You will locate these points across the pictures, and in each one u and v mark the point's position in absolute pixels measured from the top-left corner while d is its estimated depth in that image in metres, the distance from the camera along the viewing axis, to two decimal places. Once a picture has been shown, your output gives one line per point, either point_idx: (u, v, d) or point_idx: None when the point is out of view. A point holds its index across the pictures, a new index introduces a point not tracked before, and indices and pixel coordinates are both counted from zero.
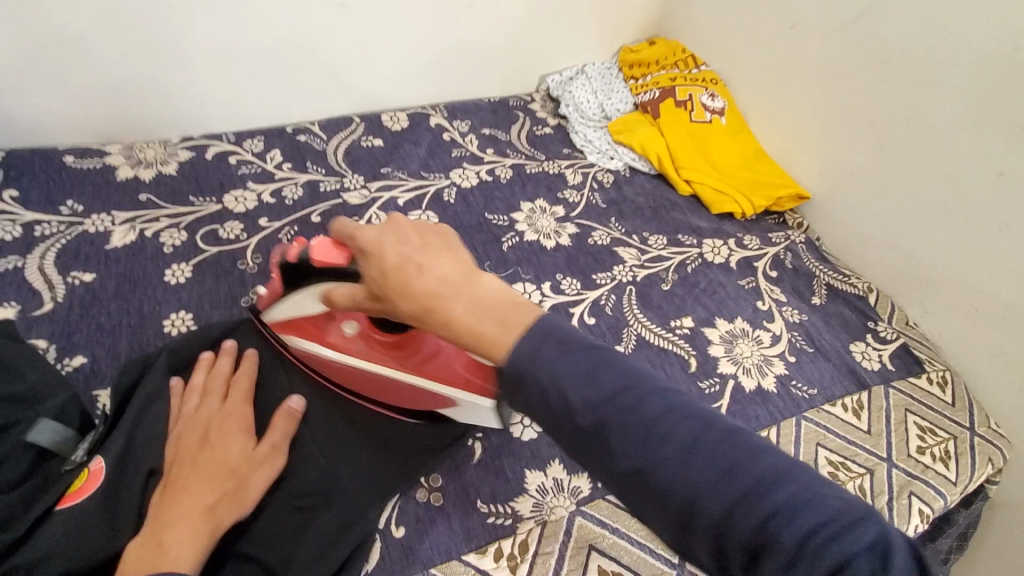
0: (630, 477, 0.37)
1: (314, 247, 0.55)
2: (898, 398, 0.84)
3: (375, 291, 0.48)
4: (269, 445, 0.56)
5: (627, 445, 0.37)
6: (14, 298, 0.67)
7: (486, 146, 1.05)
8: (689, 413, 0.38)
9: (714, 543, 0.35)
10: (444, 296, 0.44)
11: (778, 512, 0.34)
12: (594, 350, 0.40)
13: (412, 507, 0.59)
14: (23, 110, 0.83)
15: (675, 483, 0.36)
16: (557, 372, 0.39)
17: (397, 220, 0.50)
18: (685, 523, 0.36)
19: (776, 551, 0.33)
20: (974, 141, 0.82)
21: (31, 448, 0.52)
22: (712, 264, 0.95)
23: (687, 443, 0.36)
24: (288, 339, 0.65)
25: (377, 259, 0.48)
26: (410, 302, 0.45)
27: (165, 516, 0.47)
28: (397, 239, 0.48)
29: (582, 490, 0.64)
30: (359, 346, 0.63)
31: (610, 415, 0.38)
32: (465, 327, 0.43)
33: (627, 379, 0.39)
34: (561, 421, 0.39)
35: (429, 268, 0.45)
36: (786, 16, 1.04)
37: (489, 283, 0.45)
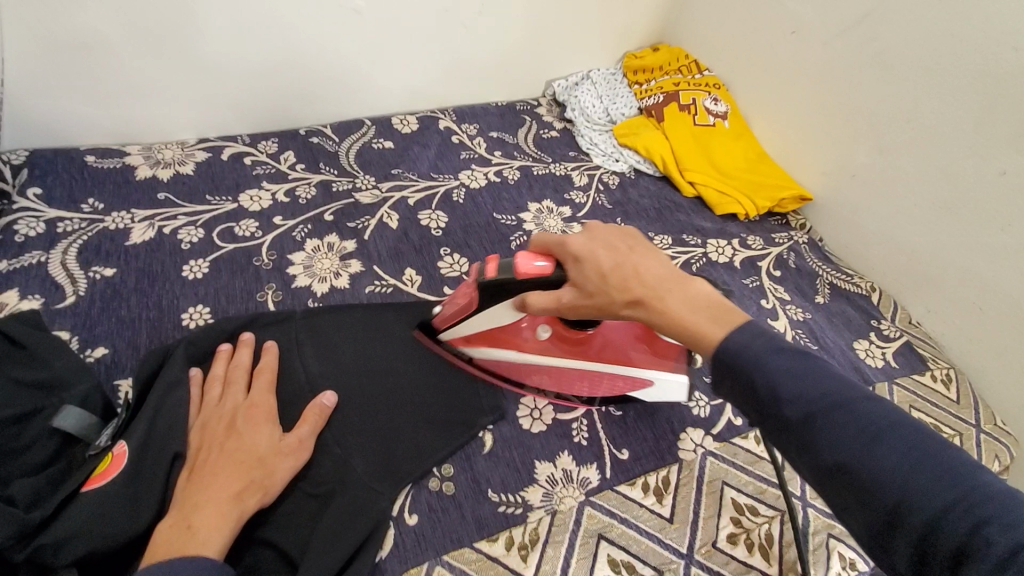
0: (827, 468, 0.40)
1: (524, 260, 0.59)
2: (903, 395, 0.85)
3: (588, 289, 0.55)
4: (295, 439, 0.58)
5: (832, 435, 0.40)
6: (38, 290, 0.68)
7: (494, 148, 1.07)
8: (896, 419, 0.40)
9: (919, 547, 0.36)
10: (661, 292, 0.51)
11: (994, 522, 0.34)
12: (804, 353, 0.45)
13: (425, 496, 0.61)
14: (47, 112, 0.85)
15: (874, 473, 0.38)
16: (773, 365, 0.44)
17: (595, 228, 0.58)
18: (889, 522, 0.37)
19: (989, 557, 0.33)
20: (976, 141, 0.84)
21: (57, 433, 0.53)
22: (717, 264, 0.97)
23: (899, 447, 0.38)
24: (477, 349, 0.70)
25: (589, 262, 0.55)
26: (624, 293, 0.52)
27: (194, 500, 0.49)
28: (607, 245, 0.55)
29: (591, 481, 0.65)
30: (548, 346, 0.69)
31: (820, 408, 0.41)
32: (679, 319, 0.50)
33: (839, 385, 0.43)
34: (766, 411, 0.44)
35: (644, 269, 0.53)
36: (788, 22, 1.06)
37: (699, 285, 0.52)
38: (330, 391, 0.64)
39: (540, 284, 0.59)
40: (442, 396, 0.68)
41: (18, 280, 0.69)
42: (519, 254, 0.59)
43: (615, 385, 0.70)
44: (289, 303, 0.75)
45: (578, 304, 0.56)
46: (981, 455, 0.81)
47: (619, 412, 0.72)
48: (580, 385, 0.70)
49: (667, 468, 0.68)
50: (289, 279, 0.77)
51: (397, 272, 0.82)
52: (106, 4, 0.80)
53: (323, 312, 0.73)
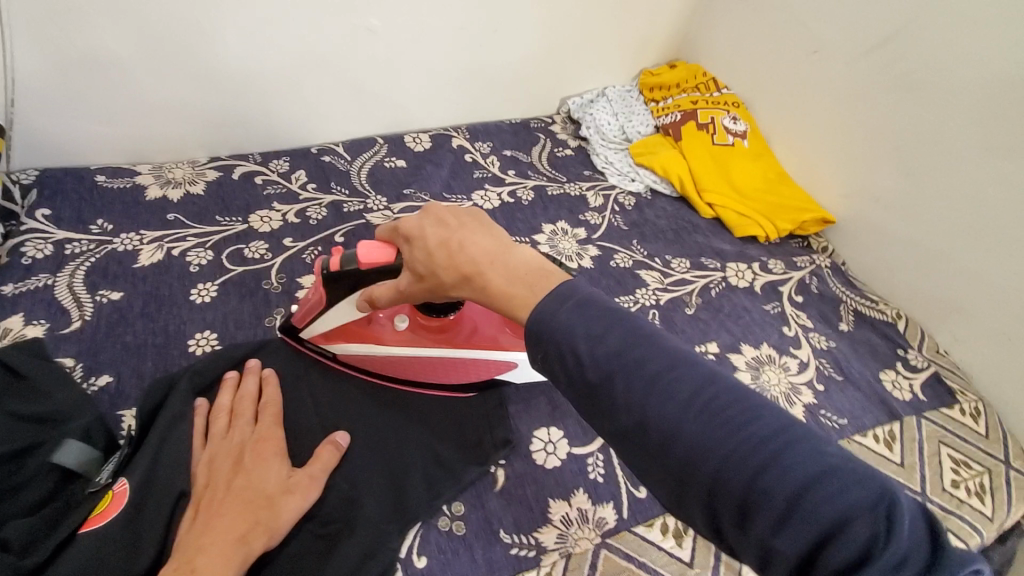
0: (632, 431, 0.38)
1: (363, 249, 0.57)
2: (931, 430, 0.81)
3: (419, 272, 0.53)
4: (303, 477, 0.55)
5: (631, 393, 0.38)
6: (43, 316, 0.67)
7: (507, 167, 1.05)
8: (692, 363, 0.39)
9: (707, 504, 0.35)
10: (483, 265, 0.48)
11: (772, 468, 0.33)
12: (610, 313, 0.42)
13: (434, 536, 0.58)
14: (58, 130, 0.85)
15: (672, 431, 0.37)
16: (573, 328, 0.41)
17: (431, 205, 0.54)
18: (683, 480, 0.36)
19: (771, 508, 0.33)
20: (1007, 168, 0.80)
21: (55, 469, 0.51)
22: (737, 289, 0.94)
23: (688, 396, 0.37)
24: (336, 346, 0.68)
25: (420, 243, 0.52)
26: (452, 273, 0.49)
27: (200, 543, 0.47)
28: (436, 220, 0.52)
29: (607, 522, 0.62)
30: (409, 336, 0.69)
31: (615, 365, 0.40)
32: (501, 291, 0.47)
33: (631, 336, 0.41)
34: (571, 377, 0.41)
35: (468, 244, 0.49)
36: (809, 41, 1.04)
37: (524, 251, 0.49)
38: (344, 431, 0.62)
39: (381, 273, 0.58)
40: (449, 428, 0.65)
41: (24, 304, 0.68)
42: (357, 244, 0.57)
43: (480, 370, 0.69)
44: None
45: (416, 289, 0.54)
46: (1014, 495, 0.78)
47: None
48: (444, 373, 0.69)
49: None
50: (298, 303, 0.75)
51: None
52: (118, 22, 0.79)
53: None
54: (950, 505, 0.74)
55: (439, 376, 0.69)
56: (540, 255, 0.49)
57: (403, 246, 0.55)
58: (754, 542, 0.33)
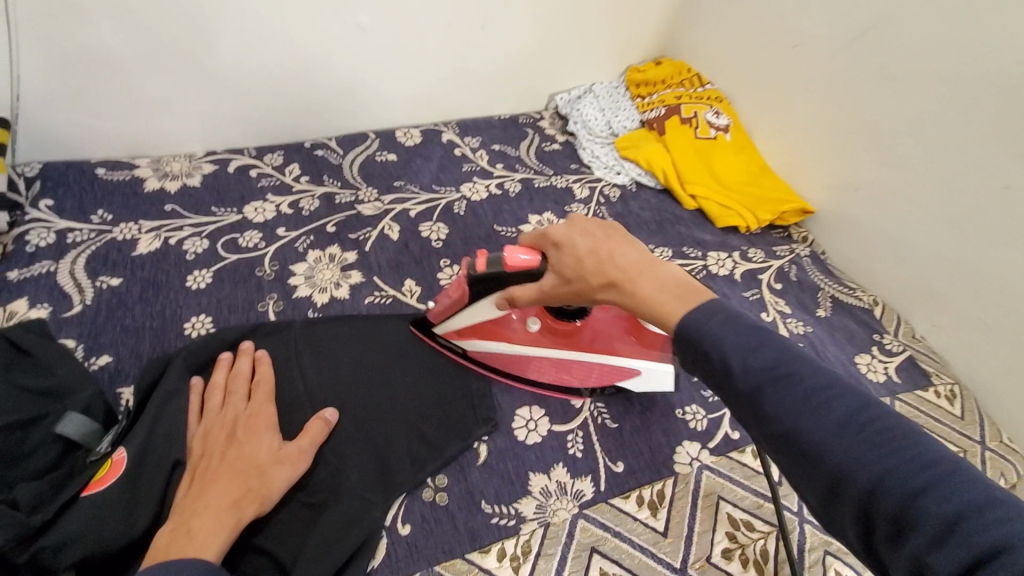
0: (782, 440, 0.40)
1: (514, 254, 0.61)
2: (905, 410, 0.84)
3: (567, 276, 0.57)
4: (294, 448, 0.58)
5: (781, 405, 0.40)
6: (46, 300, 0.70)
7: (495, 161, 1.08)
8: (847, 386, 0.41)
9: (861, 516, 0.36)
10: (633, 274, 0.53)
11: (932, 490, 0.34)
12: (765, 332, 0.44)
13: (418, 506, 0.61)
14: (61, 125, 0.88)
15: (823, 444, 0.38)
16: (726, 341, 0.44)
17: (576, 217, 0.60)
18: (833, 489, 0.37)
19: (928, 529, 0.33)
20: (981, 156, 0.83)
21: (59, 439, 0.55)
22: (717, 277, 0.97)
23: (843, 416, 0.39)
24: (469, 342, 0.72)
25: (570, 250, 0.57)
26: (599, 278, 0.55)
27: (194, 507, 0.50)
28: (583, 232, 0.58)
29: (586, 494, 0.65)
30: (537, 337, 0.72)
31: (768, 378, 0.42)
32: (650, 299, 0.51)
33: (786, 355, 0.43)
34: (721, 385, 0.44)
35: (618, 255, 0.55)
36: (790, 36, 1.07)
37: (670, 267, 0.54)
38: (332, 407, 0.64)
39: (526, 278, 0.62)
40: (435, 407, 0.68)
41: (28, 289, 0.71)
42: (507, 249, 0.61)
43: (598, 376, 0.72)
44: (289, 313, 0.76)
45: (559, 291, 0.59)
46: (985, 473, 0.80)
47: (615, 424, 0.71)
48: (562, 375, 0.73)
49: (662, 481, 0.68)
50: (290, 289, 0.78)
51: (397, 283, 0.83)
52: (117, 21, 0.82)
53: (323, 322, 0.74)
54: None
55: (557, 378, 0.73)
56: (684, 273, 0.53)
57: (550, 251, 0.60)
58: (906, 561, 0.33)
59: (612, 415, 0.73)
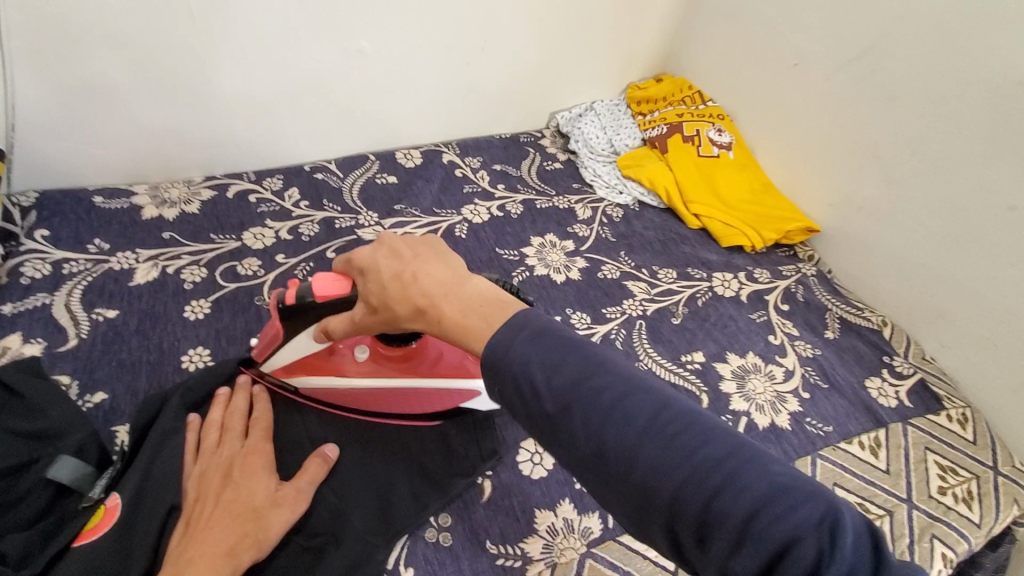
0: (590, 459, 0.39)
1: (319, 283, 0.57)
2: (917, 436, 0.82)
3: (374, 305, 0.51)
4: (291, 489, 0.56)
5: (587, 423, 0.39)
6: (40, 334, 0.69)
7: (497, 181, 1.07)
8: (645, 388, 0.40)
9: (668, 527, 0.36)
10: (434, 297, 0.47)
11: (725, 490, 0.34)
12: (568, 344, 0.42)
13: (421, 548, 0.59)
14: (57, 152, 0.87)
15: (630, 459, 0.37)
16: (532, 360, 0.41)
17: (385, 236, 0.53)
18: (642, 505, 0.37)
19: (727, 531, 0.33)
20: (984, 177, 0.82)
21: (51, 484, 0.53)
22: (723, 298, 0.95)
23: (643, 423, 0.38)
24: (297, 379, 0.67)
25: (373, 276, 0.51)
26: (405, 305, 0.48)
27: (189, 555, 0.48)
28: (389, 253, 0.51)
29: (593, 531, 0.63)
30: (369, 367, 0.67)
31: (572, 397, 0.39)
32: (455, 322, 0.46)
33: (587, 365, 0.41)
34: (532, 409, 0.41)
35: (421, 276, 0.48)
36: (790, 54, 1.06)
37: (476, 282, 0.49)
38: (332, 443, 0.63)
39: (337, 306, 0.57)
40: (437, 441, 0.66)
41: (22, 323, 0.70)
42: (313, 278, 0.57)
43: (444, 400, 0.67)
44: None
45: (369, 320, 0.53)
46: (1001, 500, 0.78)
47: None
48: (410, 403, 0.67)
49: None
50: None
51: None
52: (115, 50, 0.82)
53: None
54: (937, 512, 0.75)
55: (405, 408, 0.67)
56: (495, 287, 0.49)
57: (358, 277, 0.54)
58: (712, 565, 0.34)
59: None
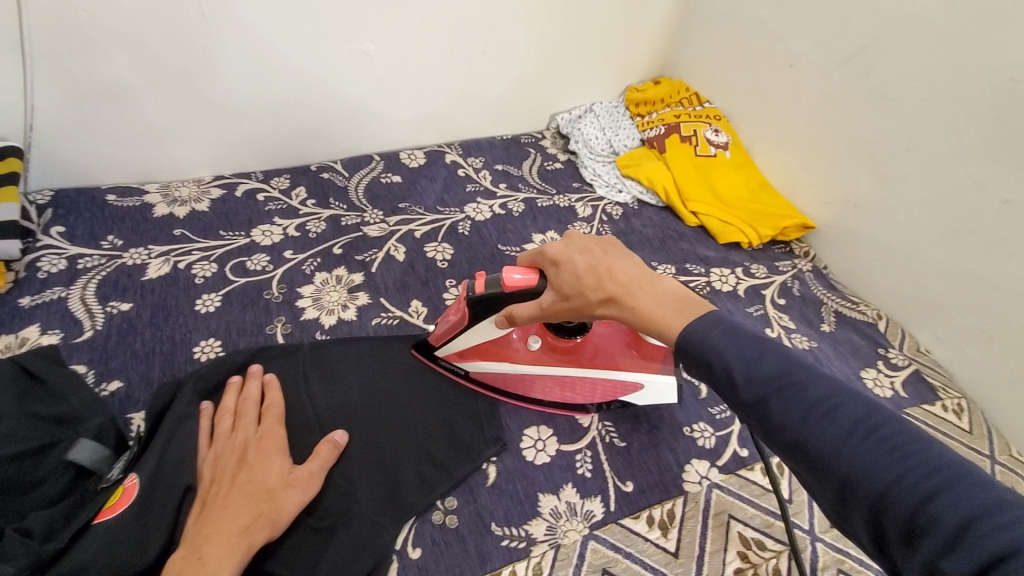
0: (791, 448, 0.41)
1: (510, 275, 0.61)
2: (912, 425, 0.84)
3: (565, 293, 0.58)
4: (303, 471, 0.58)
5: (789, 414, 0.41)
6: (56, 326, 0.71)
7: (499, 181, 1.10)
8: (855, 395, 0.41)
9: (872, 520, 0.37)
10: (631, 289, 0.55)
11: (938, 493, 0.34)
12: (771, 347, 0.45)
13: (428, 529, 0.61)
14: (71, 152, 0.89)
15: (831, 452, 0.39)
16: (732, 354, 0.45)
17: (574, 236, 0.62)
18: (843, 495, 0.38)
19: (937, 533, 0.33)
20: (977, 171, 0.84)
21: (71, 466, 0.55)
22: (721, 293, 0.97)
23: (849, 423, 0.39)
24: (470, 364, 0.72)
25: (566, 267, 0.58)
26: (599, 293, 0.56)
27: (205, 533, 0.50)
28: (582, 250, 0.59)
29: (595, 514, 0.65)
30: (538, 356, 0.72)
31: (771, 390, 0.43)
32: (652, 312, 0.53)
33: (789, 366, 0.44)
34: (730, 398, 0.46)
35: (617, 270, 0.56)
36: (784, 57, 1.09)
37: (667, 282, 0.56)
38: (342, 429, 0.65)
39: (526, 297, 0.61)
40: (443, 428, 0.68)
41: (39, 315, 0.72)
42: (504, 269, 0.61)
43: (605, 391, 0.72)
44: (297, 336, 0.77)
45: (560, 307, 0.60)
46: None
47: (623, 443, 0.72)
48: (567, 392, 0.73)
49: (672, 501, 0.68)
50: (298, 312, 0.79)
51: (403, 304, 0.84)
52: (128, 52, 0.84)
53: (330, 345, 0.74)
54: None
55: (563, 396, 0.73)
56: (682, 287, 0.56)
57: (547, 269, 0.61)
58: (917, 564, 0.34)
59: (620, 434, 0.73)
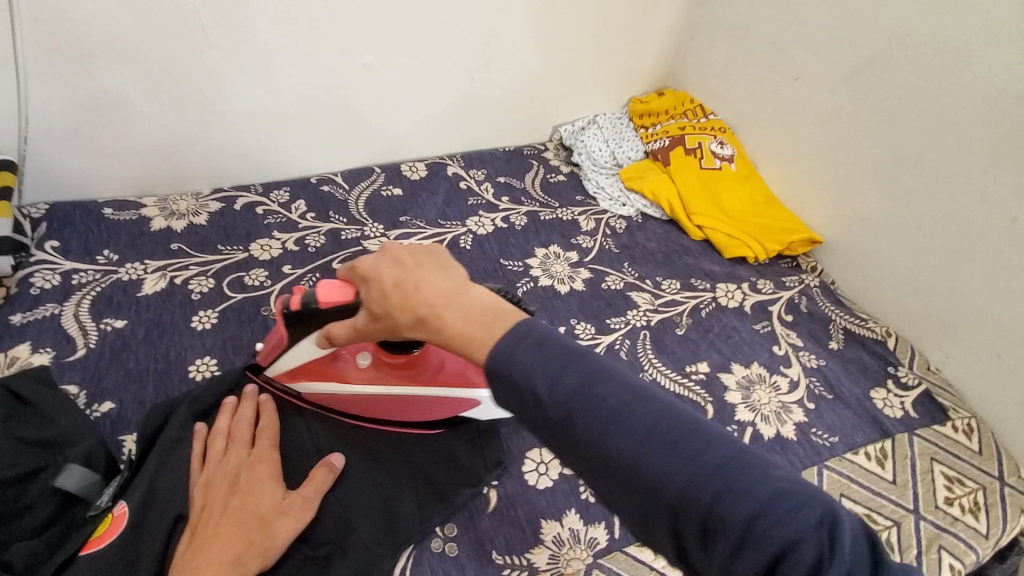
0: (595, 464, 0.37)
1: (320, 289, 0.56)
2: (923, 447, 0.82)
3: (375, 313, 0.50)
4: (296, 497, 0.56)
5: (592, 430, 0.37)
6: (49, 344, 0.69)
7: (501, 194, 1.08)
8: (650, 393, 0.39)
9: (671, 528, 0.35)
10: (438, 306, 0.46)
11: (728, 494, 0.34)
12: (570, 352, 0.40)
13: (427, 558, 0.59)
14: (67, 164, 0.88)
15: (633, 465, 0.36)
16: (531, 366, 0.40)
17: (390, 245, 0.51)
18: (645, 509, 0.36)
19: (729, 535, 0.33)
20: (985, 188, 0.83)
21: (57, 493, 0.53)
22: (727, 309, 0.95)
23: (646, 429, 0.37)
24: (301, 385, 0.67)
25: (376, 283, 0.49)
26: (407, 313, 0.47)
27: (195, 564, 0.48)
28: (394, 262, 0.49)
29: (599, 541, 0.63)
30: (373, 374, 0.67)
31: (574, 404, 0.38)
32: (459, 332, 0.44)
33: (588, 372, 0.39)
34: (532, 414, 0.40)
35: (424, 286, 0.47)
36: (789, 70, 1.08)
37: (481, 292, 0.47)
38: (338, 452, 0.63)
39: (341, 312, 0.56)
40: (442, 451, 0.66)
41: (30, 333, 0.70)
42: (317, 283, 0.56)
43: (446, 407, 0.67)
44: None
45: (372, 328, 0.52)
46: (1008, 511, 0.78)
47: None
48: (406, 412, 0.67)
49: None
50: None
51: None
52: (127, 65, 0.83)
53: None
54: (943, 522, 0.74)
55: (401, 416, 0.67)
56: (495, 296, 0.47)
57: (360, 285, 0.52)
58: (715, 565, 0.34)
59: None
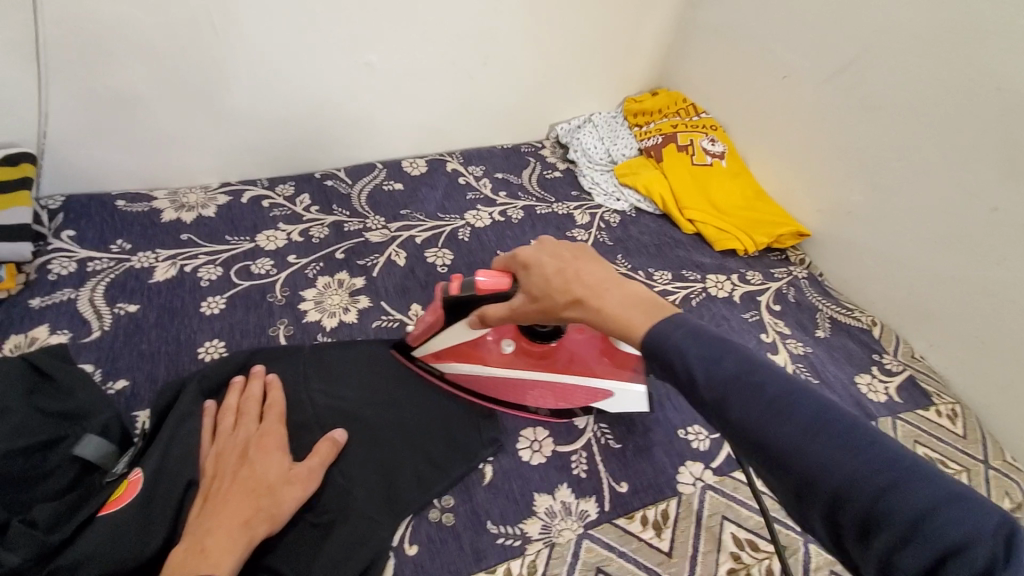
0: (753, 446, 0.43)
1: (480, 277, 0.65)
2: (907, 429, 0.85)
3: (536, 294, 0.60)
4: (302, 468, 0.59)
5: (750, 414, 0.43)
6: (66, 327, 0.73)
7: (499, 189, 1.12)
8: (807, 391, 0.43)
9: (828, 515, 0.39)
10: (598, 291, 0.56)
11: (891, 490, 0.37)
12: (729, 346, 0.47)
13: (425, 527, 0.62)
14: (83, 159, 0.92)
15: (792, 451, 0.40)
16: (694, 354, 0.47)
17: (547, 242, 0.63)
18: (802, 494, 0.40)
19: (891, 527, 0.36)
20: (968, 181, 0.86)
21: (77, 459, 0.57)
22: (717, 299, 0.99)
23: (805, 421, 0.41)
24: (446, 365, 0.74)
25: (536, 270, 0.60)
26: (568, 294, 0.57)
27: (207, 526, 0.51)
28: (552, 254, 0.61)
29: (589, 514, 0.66)
30: (513, 359, 0.73)
31: (734, 390, 0.44)
32: (617, 315, 0.54)
33: (750, 366, 0.45)
34: (691, 396, 0.47)
35: (584, 273, 0.58)
36: (778, 69, 1.11)
37: (633, 286, 0.56)
38: (341, 429, 0.66)
39: (496, 298, 0.64)
40: (440, 430, 0.69)
41: (48, 316, 0.74)
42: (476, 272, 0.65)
43: (578, 396, 0.73)
44: (299, 338, 0.78)
45: (529, 308, 0.61)
46: (991, 492, 0.80)
47: (618, 445, 0.73)
48: (538, 397, 0.74)
49: (666, 501, 0.69)
50: (300, 314, 0.81)
51: (403, 307, 0.85)
52: (142, 63, 0.87)
53: (331, 347, 0.76)
54: None
55: (533, 401, 0.74)
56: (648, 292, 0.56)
57: (521, 273, 0.63)
58: (873, 557, 0.36)
59: (615, 436, 0.74)
